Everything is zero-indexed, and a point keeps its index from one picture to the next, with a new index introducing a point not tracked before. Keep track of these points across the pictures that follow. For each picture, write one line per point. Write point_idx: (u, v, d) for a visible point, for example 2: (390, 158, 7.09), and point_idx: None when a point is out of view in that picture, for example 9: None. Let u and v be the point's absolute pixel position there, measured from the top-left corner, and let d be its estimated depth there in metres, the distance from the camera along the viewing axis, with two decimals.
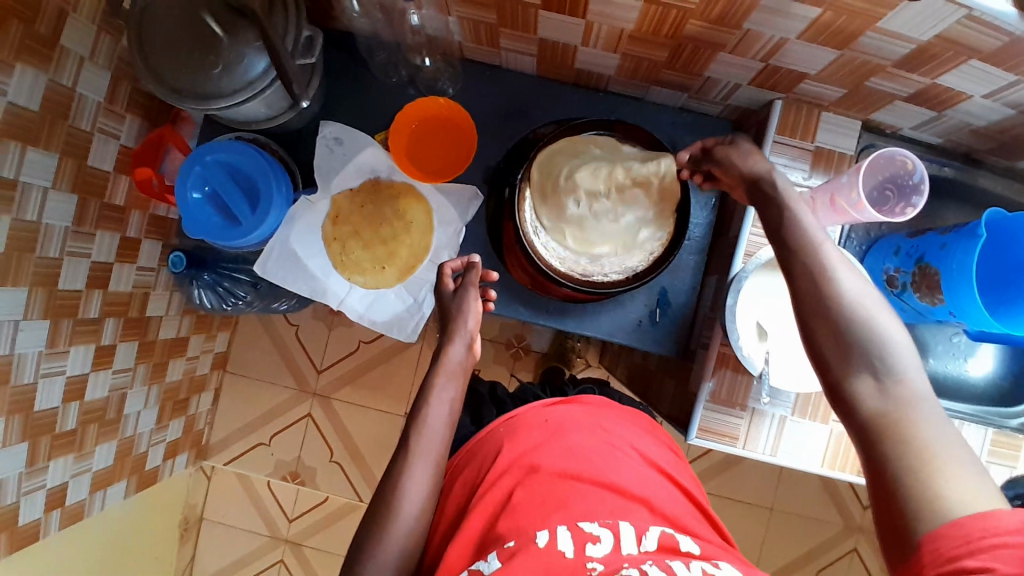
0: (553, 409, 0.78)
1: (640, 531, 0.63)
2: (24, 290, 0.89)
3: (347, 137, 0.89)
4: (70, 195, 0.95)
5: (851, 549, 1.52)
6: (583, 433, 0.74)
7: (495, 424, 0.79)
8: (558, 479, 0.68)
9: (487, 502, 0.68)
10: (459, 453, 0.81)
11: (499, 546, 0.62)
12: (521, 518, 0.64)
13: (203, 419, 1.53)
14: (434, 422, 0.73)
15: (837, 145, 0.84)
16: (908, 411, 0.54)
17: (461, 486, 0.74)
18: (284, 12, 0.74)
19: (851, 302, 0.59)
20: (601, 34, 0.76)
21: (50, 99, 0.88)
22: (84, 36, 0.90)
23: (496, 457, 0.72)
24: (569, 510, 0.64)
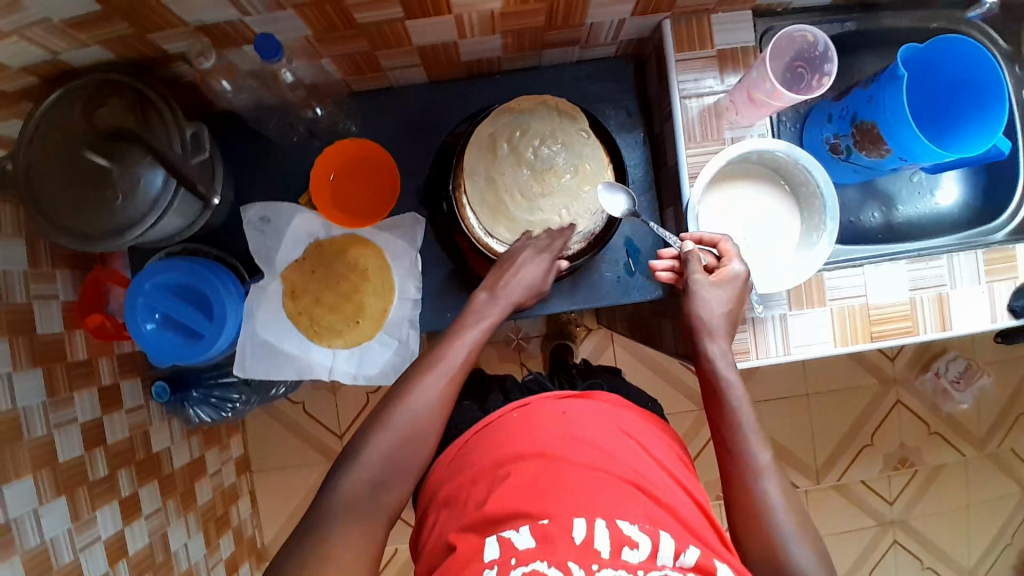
0: (568, 403, 0.73)
1: (679, 545, 0.58)
2: (29, 478, 0.92)
3: (272, 213, 0.88)
4: (33, 369, 0.96)
5: (895, 402, 1.55)
6: (606, 433, 0.69)
7: (507, 410, 0.74)
8: (592, 471, 0.63)
9: (509, 481, 0.63)
10: (463, 436, 0.75)
11: (532, 520, 0.59)
12: (551, 500, 0.60)
13: (251, 523, 1.51)
14: (447, 363, 0.70)
15: (738, 41, 0.83)
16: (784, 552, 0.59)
17: (468, 468, 0.69)
18: (162, 120, 0.72)
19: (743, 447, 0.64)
20: (474, 22, 0.75)
21: None
22: None
23: (513, 445, 0.67)
24: (602, 503, 0.60)
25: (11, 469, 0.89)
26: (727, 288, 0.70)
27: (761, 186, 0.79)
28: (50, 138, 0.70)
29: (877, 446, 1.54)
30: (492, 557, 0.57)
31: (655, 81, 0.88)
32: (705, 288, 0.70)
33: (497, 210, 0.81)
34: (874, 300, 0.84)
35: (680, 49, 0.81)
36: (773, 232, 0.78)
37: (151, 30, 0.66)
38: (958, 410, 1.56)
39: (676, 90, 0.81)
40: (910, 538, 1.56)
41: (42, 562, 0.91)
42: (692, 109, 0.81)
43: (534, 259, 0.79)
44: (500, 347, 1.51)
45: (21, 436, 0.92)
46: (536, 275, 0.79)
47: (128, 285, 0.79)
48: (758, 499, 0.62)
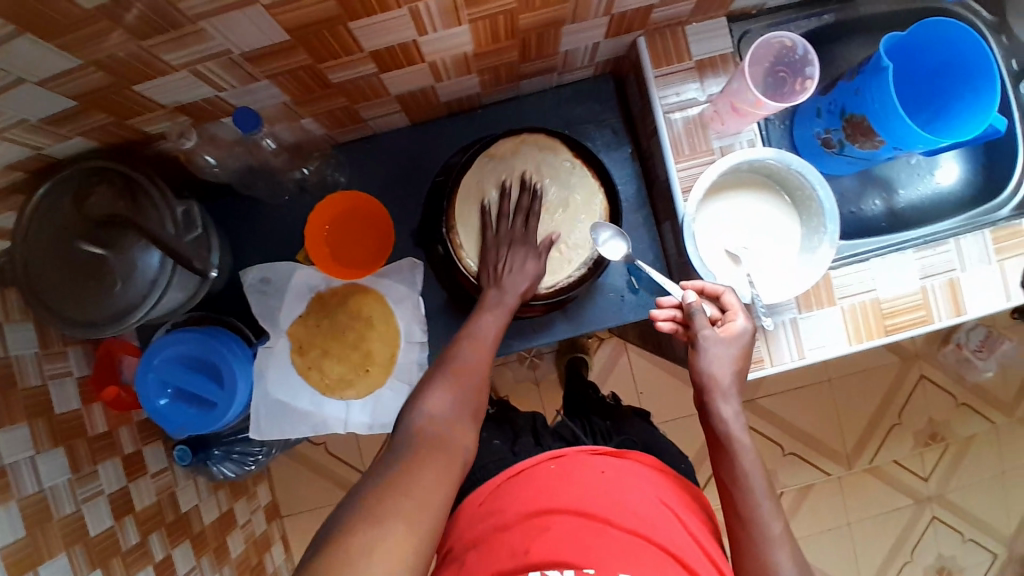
0: (601, 460, 0.74)
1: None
2: (62, 556, 0.92)
3: (271, 273, 0.88)
4: (57, 449, 0.98)
5: (919, 377, 1.53)
6: (642, 496, 0.70)
7: (541, 459, 0.75)
8: (631, 536, 0.65)
9: (547, 531, 0.64)
10: (492, 481, 0.76)
11: (577, 569, 0.60)
12: (595, 556, 0.62)
13: (286, 570, 1.49)
14: (470, 363, 0.64)
15: (715, 49, 0.82)
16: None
17: (500, 514, 0.69)
18: (151, 199, 0.72)
19: (754, 521, 0.62)
20: (448, 65, 0.75)
21: None
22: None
23: (551, 499, 0.68)
24: (644, 566, 0.62)
25: (45, 548, 0.90)
26: (729, 347, 0.67)
27: (761, 195, 0.78)
28: (43, 231, 0.71)
29: (906, 424, 1.53)
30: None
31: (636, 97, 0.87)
32: (711, 344, 0.67)
33: None
34: (884, 294, 0.83)
35: (657, 65, 0.81)
36: (776, 238, 0.77)
37: (130, 116, 0.67)
38: (983, 379, 1.54)
39: (658, 105, 0.80)
40: (950, 513, 1.54)
41: None
42: (676, 122, 0.80)
43: (528, 250, 0.77)
44: (514, 368, 1.51)
45: (52, 514, 0.94)
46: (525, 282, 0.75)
47: (138, 364, 0.80)
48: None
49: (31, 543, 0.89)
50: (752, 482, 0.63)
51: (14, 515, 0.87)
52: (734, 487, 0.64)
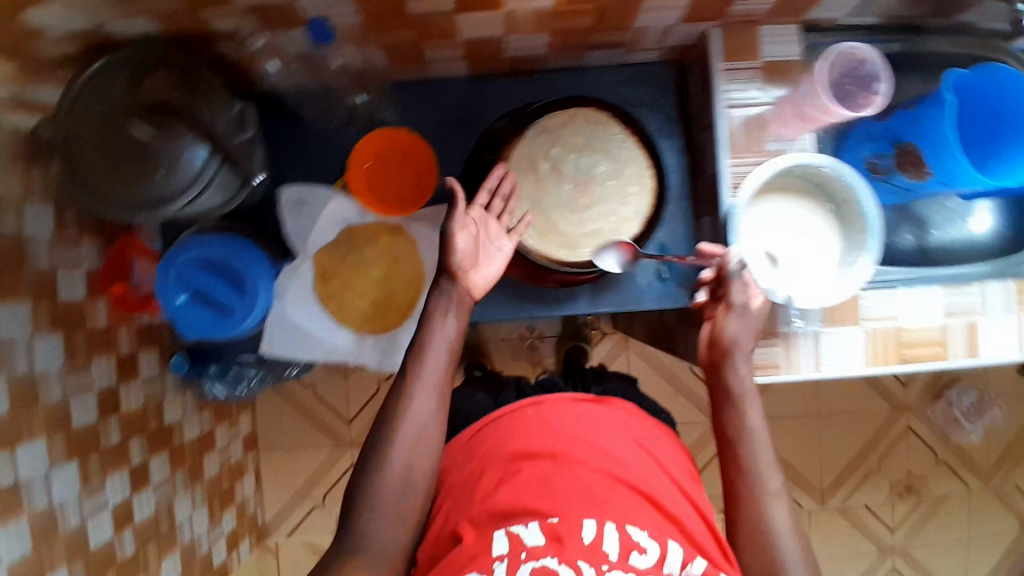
0: (581, 407, 0.78)
1: (687, 556, 0.64)
2: (41, 441, 0.94)
3: (308, 196, 0.88)
4: (53, 333, 0.97)
5: (905, 427, 1.54)
6: (622, 443, 0.74)
7: (520, 406, 0.79)
8: (602, 477, 0.68)
9: (518, 476, 0.68)
10: (473, 426, 0.81)
11: (541, 517, 0.63)
12: (563, 501, 0.65)
13: (253, 501, 1.51)
14: (427, 376, 0.70)
15: (784, 55, 0.83)
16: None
17: (481, 457, 0.73)
18: (207, 96, 0.72)
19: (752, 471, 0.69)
20: (524, 19, 0.75)
21: None
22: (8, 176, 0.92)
23: (529, 442, 0.72)
24: (615, 508, 0.65)
25: (24, 429, 0.91)
26: (757, 309, 0.75)
27: (801, 202, 0.79)
28: (91, 108, 0.70)
29: (884, 471, 1.54)
30: (501, 552, 0.61)
31: (695, 89, 0.87)
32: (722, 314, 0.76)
33: (534, 206, 0.82)
34: (905, 323, 0.84)
35: (727, 59, 0.81)
36: (813, 246, 0.79)
37: (203, 9, 0.65)
38: (966, 441, 1.55)
39: (720, 98, 0.81)
40: (909, 565, 1.56)
41: (49, 525, 0.94)
42: (735, 118, 0.81)
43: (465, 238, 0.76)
44: (513, 345, 1.52)
45: (37, 399, 0.94)
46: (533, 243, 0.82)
47: (161, 260, 0.81)
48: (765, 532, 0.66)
49: (12, 423, 0.89)
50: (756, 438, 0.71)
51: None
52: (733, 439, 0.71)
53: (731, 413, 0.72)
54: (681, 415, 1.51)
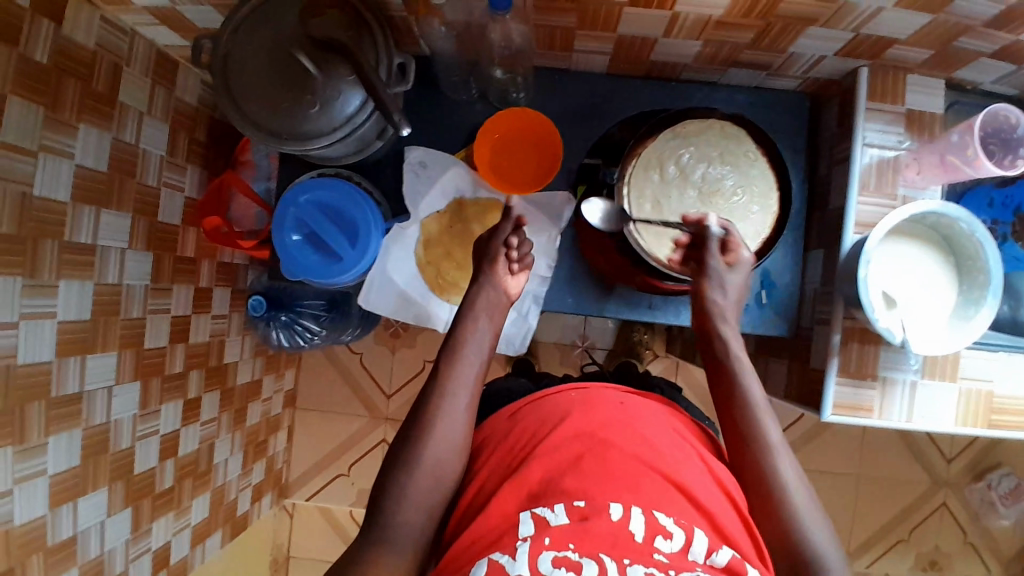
0: (627, 395, 0.74)
1: (712, 544, 0.59)
2: (114, 354, 0.95)
3: (432, 160, 0.89)
4: (147, 253, 1.00)
5: (941, 503, 1.51)
6: (660, 430, 0.70)
7: (566, 388, 0.76)
8: (633, 459, 0.64)
9: (552, 454, 0.66)
10: (515, 403, 0.78)
11: (566, 500, 0.60)
12: (590, 482, 0.62)
13: (282, 457, 1.51)
14: (458, 378, 0.71)
15: (925, 106, 0.83)
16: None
17: (518, 435, 0.71)
18: (372, 41, 0.73)
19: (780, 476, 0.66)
20: (687, 24, 0.76)
21: (117, 157, 0.92)
22: (138, 90, 0.94)
23: (564, 420, 0.70)
24: (642, 491, 0.61)
25: (101, 339, 0.92)
26: (736, 279, 0.76)
27: (927, 250, 0.78)
28: (260, 33, 0.72)
29: (911, 543, 1.51)
30: (526, 532, 0.59)
31: (832, 124, 0.87)
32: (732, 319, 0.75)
33: (657, 207, 0.81)
34: (1001, 389, 0.83)
35: (871, 98, 0.82)
36: (930, 295, 0.77)
37: None
38: (998, 528, 1.52)
39: (859, 137, 0.81)
40: None
41: (104, 440, 0.94)
42: (869, 158, 0.82)
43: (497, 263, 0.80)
44: (564, 350, 1.52)
45: (119, 313, 0.96)
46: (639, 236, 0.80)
47: (284, 196, 0.82)
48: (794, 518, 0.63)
49: (93, 329, 0.91)
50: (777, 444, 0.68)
51: (87, 291, 0.89)
52: (755, 446, 0.68)
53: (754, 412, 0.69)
54: None
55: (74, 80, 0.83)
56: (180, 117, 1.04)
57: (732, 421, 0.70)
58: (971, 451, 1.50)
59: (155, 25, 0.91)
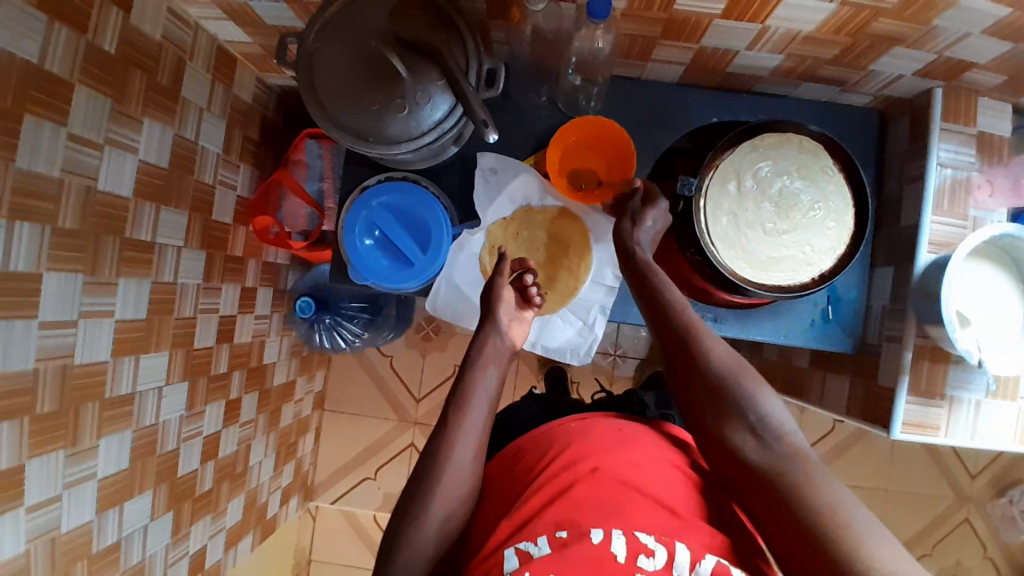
0: (626, 422, 0.80)
1: (696, 555, 0.62)
2: (166, 354, 0.93)
3: (503, 166, 0.88)
4: (200, 251, 0.98)
5: (965, 519, 1.53)
6: (652, 456, 0.73)
7: (566, 419, 0.82)
8: (620, 486, 0.68)
9: (547, 486, 0.69)
10: (523, 439, 0.83)
11: (550, 532, 0.64)
12: (575, 510, 0.65)
13: (309, 459, 1.49)
14: (470, 421, 0.71)
15: (995, 128, 0.84)
16: (819, 486, 0.59)
17: (520, 470, 0.75)
18: (461, 44, 0.72)
19: (752, 408, 0.65)
20: (773, 37, 0.76)
21: (177, 153, 0.90)
22: (200, 85, 0.93)
23: (558, 454, 0.74)
24: (626, 515, 0.64)
25: (154, 339, 0.90)
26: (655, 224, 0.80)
27: (1003, 272, 0.79)
28: (346, 35, 0.71)
29: (936, 558, 1.52)
30: (513, 566, 0.61)
31: (899, 142, 0.88)
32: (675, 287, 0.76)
33: (733, 220, 0.81)
34: None
35: (946, 118, 0.82)
36: (1003, 314, 0.78)
37: None
38: (1018, 543, 1.54)
39: (934, 155, 0.82)
40: None
41: (151, 443, 0.92)
42: (943, 177, 0.82)
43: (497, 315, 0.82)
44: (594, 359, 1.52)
45: (173, 312, 0.94)
46: (655, 227, 0.80)
47: (357, 198, 0.81)
48: (743, 412, 0.65)
49: (147, 329, 0.88)
50: (744, 384, 0.67)
51: (143, 290, 0.86)
52: (718, 391, 0.67)
53: (686, 335, 0.71)
54: None
55: (141, 72, 0.81)
56: (235, 112, 1.03)
57: (690, 378, 0.69)
58: (994, 466, 1.52)
59: (221, 18, 0.90)
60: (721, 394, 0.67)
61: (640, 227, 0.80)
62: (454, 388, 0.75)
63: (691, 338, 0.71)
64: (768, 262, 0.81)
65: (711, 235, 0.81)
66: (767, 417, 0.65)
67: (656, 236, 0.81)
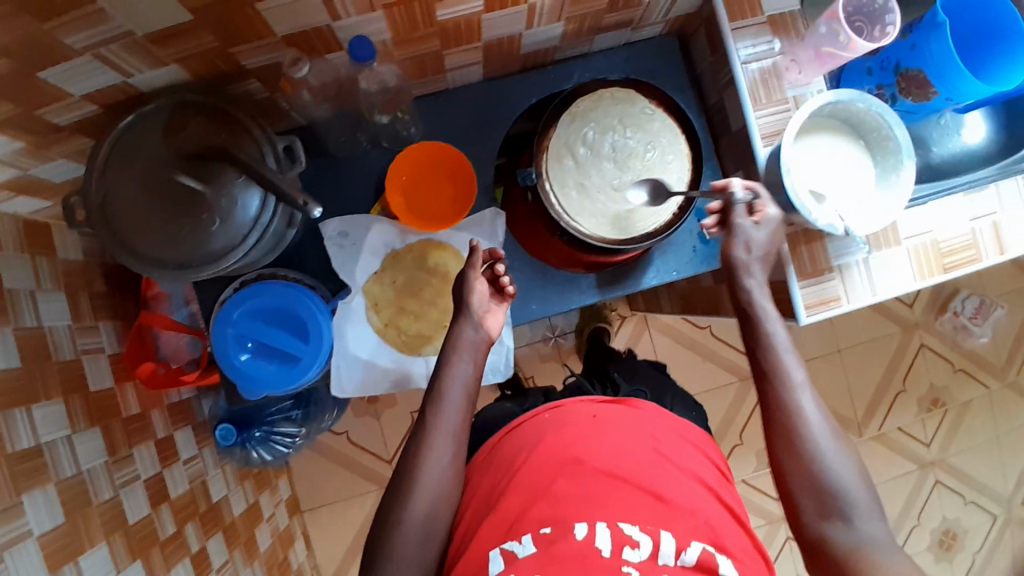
0: (603, 407, 0.81)
1: (681, 543, 0.66)
2: (104, 545, 0.86)
3: (351, 227, 0.86)
4: (93, 429, 0.92)
5: (919, 344, 1.56)
6: (631, 435, 0.76)
7: (541, 410, 0.82)
8: (602, 476, 0.71)
9: (529, 481, 0.72)
10: (497, 435, 0.84)
11: (535, 530, 0.67)
12: (563, 510, 0.68)
13: (308, 565, 1.42)
14: (439, 453, 0.73)
15: (785, 7, 0.84)
16: (872, 557, 0.64)
17: (501, 463, 0.78)
18: (250, 134, 0.69)
19: (833, 479, 0.67)
20: (545, 9, 0.75)
21: (25, 345, 0.83)
22: (19, 270, 0.84)
23: (541, 445, 0.76)
24: (608, 507, 0.68)
25: (86, 537, 0.83)
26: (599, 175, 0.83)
27: (837, 137, 0.82)
28: (130, 164, 0.67)
29: (909, 391, 1.56)
30: (498, 569, 0.65)
31: (704, 54, 0.90)
32: (766, 300, 0.76)
33: (584, 191, 0.82)
34: (941, 235, 0.89)
35: (733, 19, 0.83)
36: (853, 177, 0.81)
37: (236, 44, 0.64)
38: (980, 346, 1.57)
39: (734, 57, 0.83)
40: (951, 476, 1.57)
41: None
42: (751, 73, 0.83)
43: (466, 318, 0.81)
44: (538, 349, 1.47)
45: (91, 500, 0.87)
46: (765, 240, 0.76)
47: (216, 318, 0.77)
48: (826, 478, 0.67)
49: (74, 530, 0.82)
50: (824, 447, 0.68)
51: (50, 496, 0.80)
52: (798, 443, 0.69)
53: (775, 382, 0.72)
54: (711, 381, 1.53)
55: None
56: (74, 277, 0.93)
57: (772, 420, 0.72)
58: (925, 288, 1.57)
59: None
60: (800, 450, 0.69)
61: (734, 238, 0.76)
62: (428, 393, 0.77)
63: (780, 386, 0.72)
64: (627, 218, 0.82)
65: (571, 214, 0.82)
66: (843, 486, 0.67)
67: (768, 254, 0.77)
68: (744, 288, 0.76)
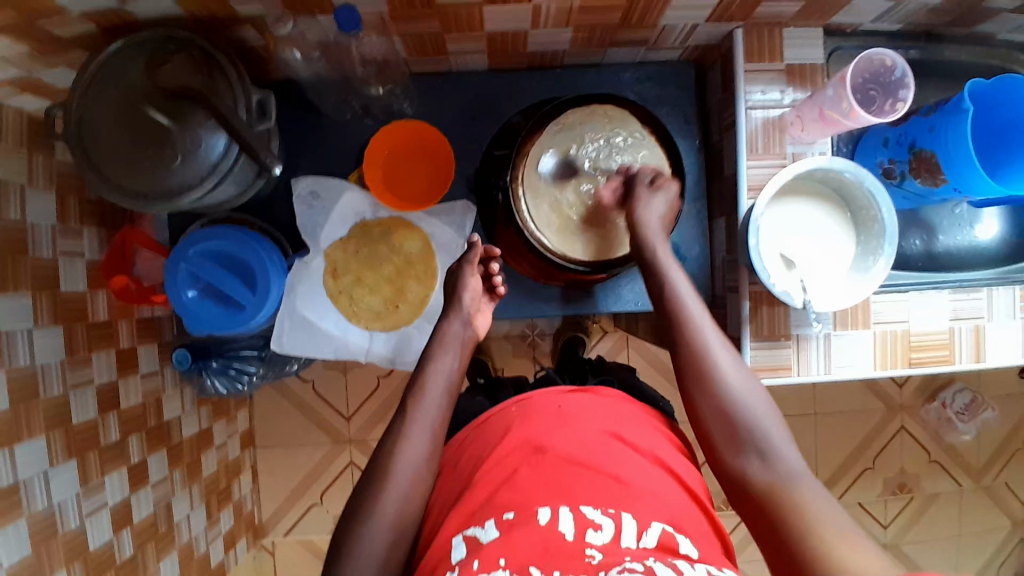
0: (568, 397, 0.75)
1: (642, 526, 0.61)
2: (42, 439, 0.82)
3: (323, 189, 0.88)
4: (55, 327, 0.86)
5: (900, 427, 1.50)
6: (592, 423, 0.71)
7: (506, 404, 0.77)
8: (565, 463, 0.66)
9: (491, 474, 0.67)
10: (464, 430, 0.79)
11: (498, 515, 0.62)
12: (522, 495, 0.63)
13: (249, 499, 1.45)
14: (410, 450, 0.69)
15: (806, 58, 0.82)
16: (787, 486, 0.62)
17: (464, 461, 0.73)
18: (228, 82, 0.71)
19: (734, 405, 0.67)
20: (551, 13, 0.73)
21: (1, 236, 0.78)
22: (13, 162, 0.80)
23: (503, 438, 0.70)
24: (572, 492, 0.63)
25: (24, 425, 0.80)
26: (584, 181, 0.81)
27: (824, 207, 0.79)
28: (108, 92, 0.69)
29: (879, 470, 1.50)
30: (459, 556, 0.60)
31: (717, 88, 0.87)
32: (665, 253, 0.77)
33: (555, 205, 0.80)
34: (916, 327, 0.85)
35: (749, 59, 0.80)
36: (830, 253, 0.79)
37: None
38: (961, 442, 1.52)
39: (742, 100, 0.81)
40: (902, 565, 1.52)
41: (47, 528, 0.82)
42: (756, 120, 0.81)
43: (454, 318, 0.80)
44: (514, 342, 1.42)
45: (37, 394, 0.83)
46: (664, 207, 0.78)
47: (172, 251, 0.79)
48: (727, 402, 0.67)
49: (14, 418, 0.79)
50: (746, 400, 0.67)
51: None
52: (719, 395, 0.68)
53: (678, 330, 0.72)
54: (689, 412, 1.46)
55: None
56: (70, 174, 0.90)
57: (679, 358, 0.71)
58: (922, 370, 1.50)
59: None
60: (707, 387, 0.68)
61: (639, 206, 0.77)
62: (410, 378, 0.75)
63: (683, 332, 0.72)
64: (599, 246, 0.81)
65: (537, 223, 0.79)
66: (752, 419, 0.66)
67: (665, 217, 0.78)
68: (651, 247, 0.77)
